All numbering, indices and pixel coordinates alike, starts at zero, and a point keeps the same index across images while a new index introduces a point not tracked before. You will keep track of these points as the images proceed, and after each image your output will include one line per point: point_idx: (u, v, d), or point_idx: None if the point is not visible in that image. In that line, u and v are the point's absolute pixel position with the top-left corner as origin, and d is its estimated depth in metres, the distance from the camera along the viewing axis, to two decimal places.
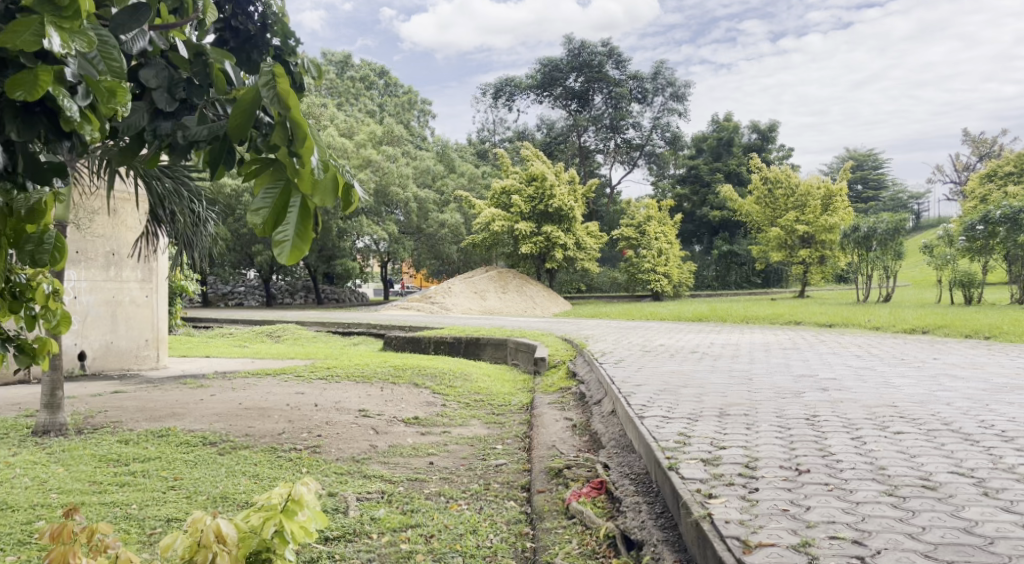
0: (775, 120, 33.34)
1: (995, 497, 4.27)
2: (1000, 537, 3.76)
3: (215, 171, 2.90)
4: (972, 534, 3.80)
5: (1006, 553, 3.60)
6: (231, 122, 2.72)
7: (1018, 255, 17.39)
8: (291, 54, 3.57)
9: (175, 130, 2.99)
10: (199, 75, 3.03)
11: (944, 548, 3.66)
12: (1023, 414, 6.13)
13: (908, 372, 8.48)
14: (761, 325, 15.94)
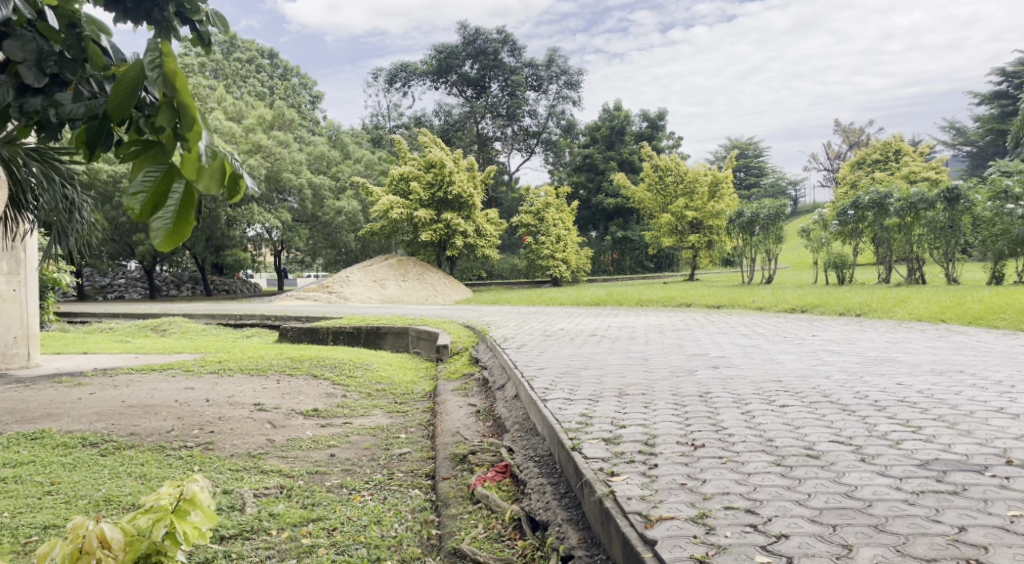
0: (664, 108, 34.40)
1: (872, 462, 4.47)
2: (877, 500, 3.93)
3: (91, 151, 3.02)
4: (852, 498, 3.97)
5: (882, 514, 3.76)
6: (114, 98, 2.83)
7: (883, 238, 18.39)
8: (193, 11, 3.64)
9: (47, 105, 3.09)
10: (73, 48, 3.11)
11: (829, 512, 3.80)
12: (895, 384, 6.47)
13: (790, 349, 8.85)
14: (655, 308, 16.36)
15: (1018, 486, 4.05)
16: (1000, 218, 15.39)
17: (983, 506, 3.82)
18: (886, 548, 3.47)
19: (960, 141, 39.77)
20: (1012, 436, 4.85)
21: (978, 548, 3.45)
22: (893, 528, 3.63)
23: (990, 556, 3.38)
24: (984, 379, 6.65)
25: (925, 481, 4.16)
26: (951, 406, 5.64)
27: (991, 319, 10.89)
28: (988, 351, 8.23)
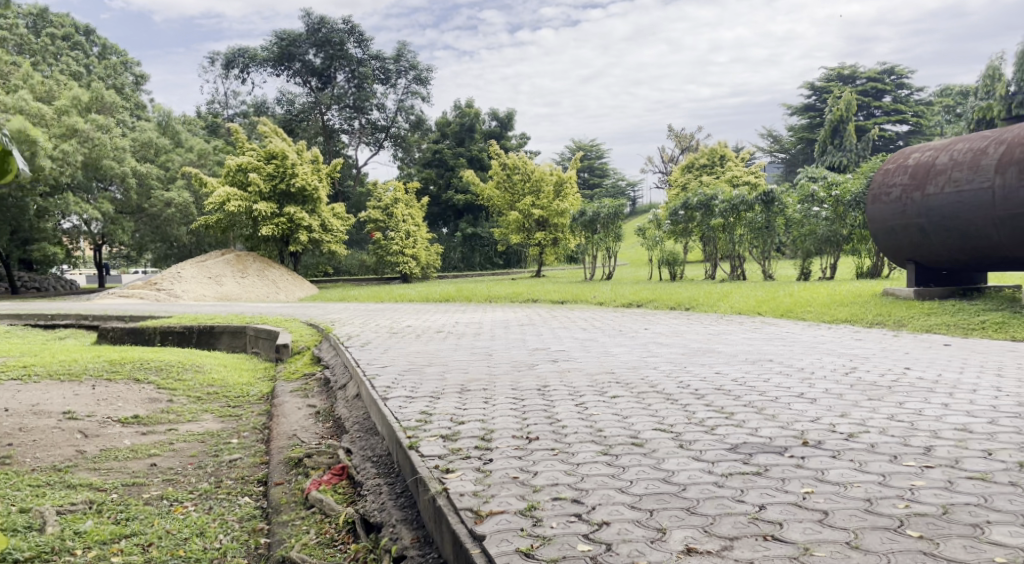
0: (511, 108, 34.94)
1: (689, 448, 4.68)
2: (691, 484, 4.12)
3: None
4: (670, 483, 4.14)
5: (695, 497, 3.94)
6: None
7: (711, 238, 19.40)
8: None
9: None
10: None
11: (648, 498, 3.95)
12: (717, 373, 6.84)
13: (624, 342, 9.17)
14: (501, 304, 16.49)
15: (813, 465, 4.33)
16: (807, 219, 16.92)
17: (781, 484, 4.07)
18: (695, 529, 3.62)
19: (777, 148, 42.66)
20: (810, 419, 5.20)
21: (775, 523, 3.65)
22: (703, 510, 3.80)
23: (785, 531, 3.58)
24: (791, 366, 7.12)
25: (734, 464, 4.39)
26: (760, 392, 6.00)
27: (801, 311, 11.70)
28: (796, 341, 8.84)
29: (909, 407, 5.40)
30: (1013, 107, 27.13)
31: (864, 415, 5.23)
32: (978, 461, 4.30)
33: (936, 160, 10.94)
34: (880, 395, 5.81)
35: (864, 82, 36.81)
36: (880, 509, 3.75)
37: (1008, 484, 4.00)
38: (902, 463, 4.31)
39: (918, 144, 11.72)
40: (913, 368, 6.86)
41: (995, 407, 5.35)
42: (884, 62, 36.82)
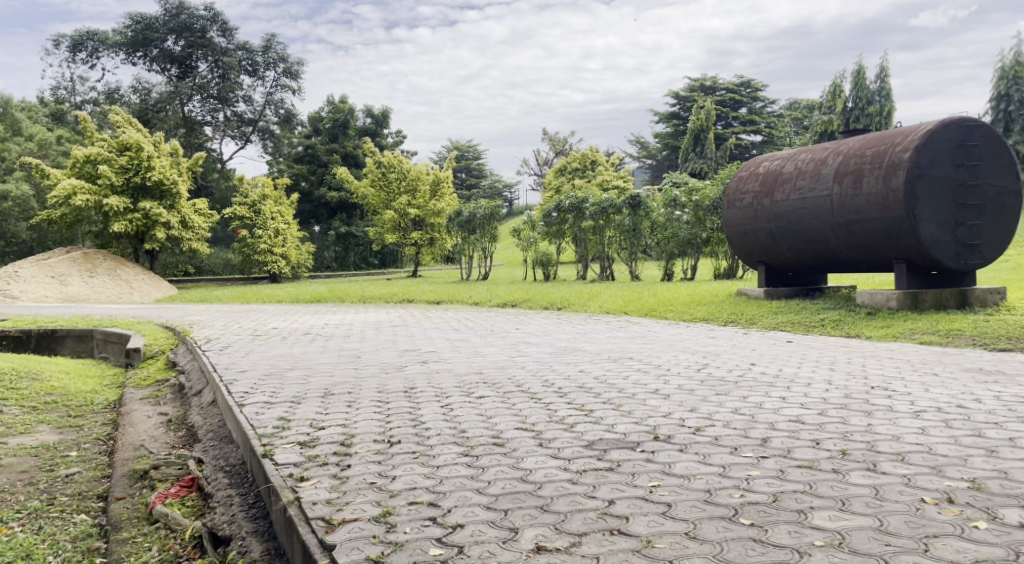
0: (386, 106, 34.67)
1: (548, 446, 4.75)
2: (547, 481, 4.18)
3: None
4: (526, 482, 4.19)
5: (548, 495, 4.00)
6: None
7: (582, 239, 19.76)
8: None
9: None
10: None
11: (503, 498, 3.99)
12: (581, 371, 6.98)
13: (494, 341, 9.21)
14: (376, 304, 16.30)
15: (661, 459, 4.47)
16: (669, 223, 17.50)
17: (630, 479, 4.18)
18: (547, 527, 3.67)
19: (645, 154, 44.02)
20: (663, 414, 5.38)
21: (622, 518, 3.75)
22: (556, 507, 3.86)
23: (631, 525, 3.67)
24: (649, 363, 7.35)
25: (588, 460, 4.48)
26: (619, 389, 6.16)
27: (664, 310, 12.10)
28: (658, 339, 9.14)
29: (752, 401, 5.68)
30: (852, 121, 29.00)
31: (712, 410, 5.46)
32: (807, 450, 4.56)
33: (783, 168, 11.63)
34: (727, 390, 6.08)
35: (723, 93, 38.42)
36: (718, 500, 3.90)
37: (832, 470, 4.25)
38: (741, 454, 4.52)
39: (769, 154, 12.43)
40: (758, 364, 7.21)
41: (827, 399, 5.69)
42: (741, 75, 38.54)
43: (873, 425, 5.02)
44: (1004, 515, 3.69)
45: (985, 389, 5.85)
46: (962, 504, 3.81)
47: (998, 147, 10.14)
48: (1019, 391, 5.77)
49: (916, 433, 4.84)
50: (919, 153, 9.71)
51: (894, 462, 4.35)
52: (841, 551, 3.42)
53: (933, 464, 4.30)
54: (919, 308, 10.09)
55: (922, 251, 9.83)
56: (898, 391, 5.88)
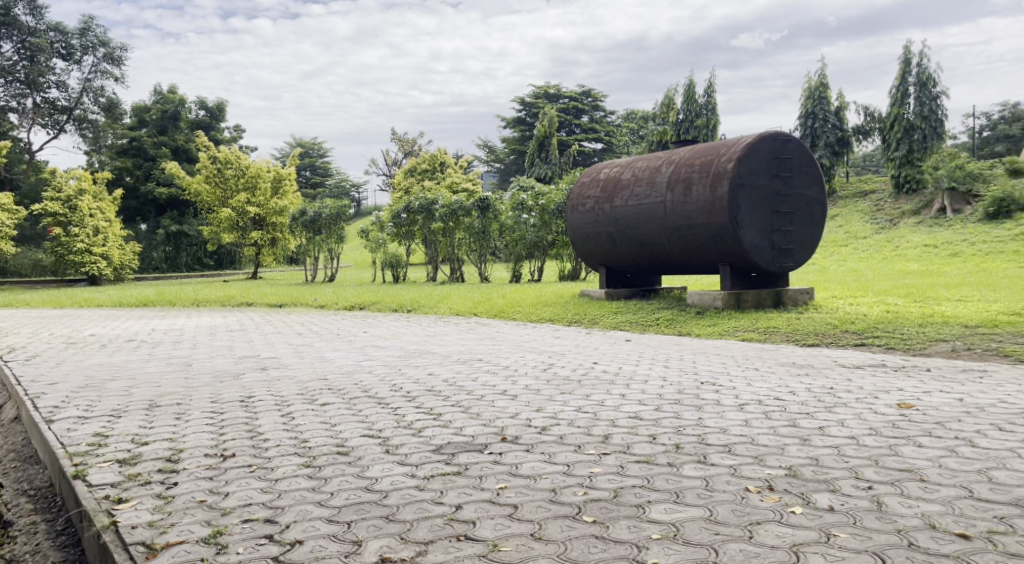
0: (221, 98, 33.59)
1: (394, 452, 4.75)
2: (392, 489, 4.17)
3: None
4: (371, 491, 4.16)
5: (394, 504, 3.99)
6: None
7: (430, 240, 19.69)
8: None
9: None
10: None
11: (347, 509, 3.95)
12: (429, 374, 7.03)
13: (340, 346, 9.08)
14: (212, 308, 15.69)
15: (508, 460, 4.54)
16: (516, 226, 17.83)
17: (478, 482, 4.22)
18: (392, 538, 3.65)
19: (493, 157, 44.54)
20: (510, 415, 5.48)
21: (468, 523, 3.77)
22: (401, 515, 3.85)
23: (477, 529, 3.69)
24: (498, 364, 7.50)
25: (436, 465, 4.50)
26: (468, 392, 6.24)
27: (511, 311, 12.31)
28: (504, 340, 9.33)
29: (594, 399, 5.86)
30: (683, 132, 30.47)
31: (557, 409, 5.60)
32: (645, 445, 4.69)
33: (621, 175, 12.15)
34: (572, 388, 6.28)
35: (566, 101, 39.36)
36: (562, 499, 3.97)
37: (666, 464, 4.38)
38: (584, 452, 4.62)
39: (609, 161, 12.95)
40: (600, 362, 7.49)
41: (663, 394, 5.94)
42: (583, 84, 39.63)
43: (703, 418, 5.23)
44: (817, 499, 3.83)
45: (799, 382, 6.10)
46: (782, 490, 3.94)
47: (807, 162, 11.04)
48: (825, 383, 6.03)
49: (741, 425, 5.04)
50: (741, 164, 10.38)
51: (722, 453, 4.52)
52: (674, 544, 3.49)
53: (755, 453, 4.47)
54: (741, 307, 10.77)
55: (744, 255, 10.51)
56: (724, 386, 6.14)
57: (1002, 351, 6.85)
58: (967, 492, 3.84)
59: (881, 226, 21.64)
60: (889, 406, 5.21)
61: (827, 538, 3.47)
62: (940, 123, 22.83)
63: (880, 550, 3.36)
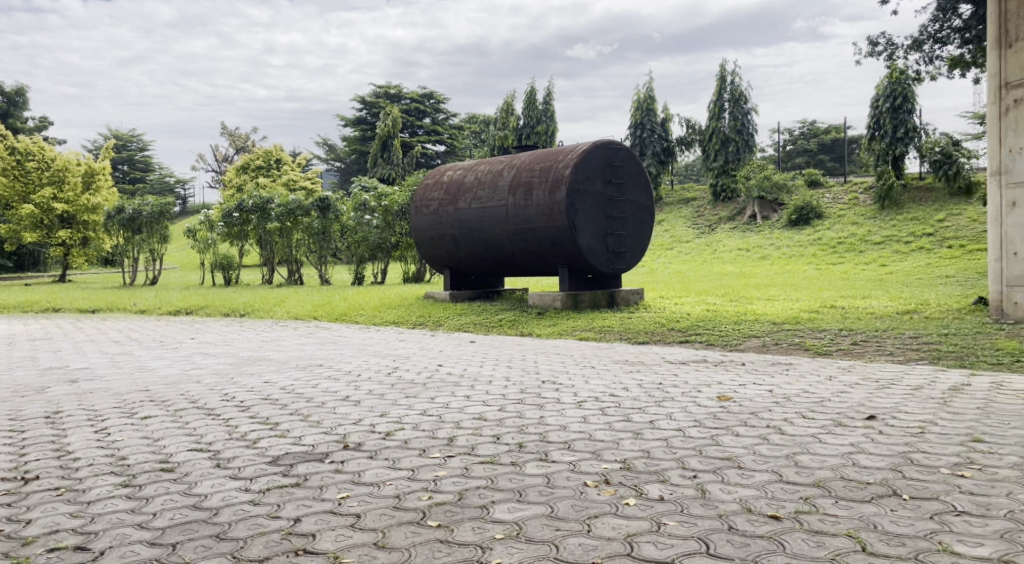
0: (20, 85, 31.43)
1: (226, 467, 4.38)
2: (224, 506, 3.73)
3: None
4: (198, 509, 3.72)
5: (225, 521, 3.54)
6: None
7: (266, 240, 19.39)
8: None
9: None
10: None
11: (171, 530, 3.49)
12: (261, 383, 6.95)
13: (164, 355, 8.79)
14: (16, 314, 14.72)
15: (351, 468, 4.20)
16: (359, 227, 17.71)
17: (317, 493, 3.83)
18: (223, 557, 3.20)
19: (331, 157, 43.97)
20: (352, 422, 5.31)
21: (308, 536, 3.34)
22: (233, 534, 3.41)
23: (317, 542, 3.27)
24: (339, 369, 7.54)
25: (272, 478, 4.11)
26: (307, 399, 6.20)
27: (353, 314, 12.31)
28: (346, 344, 9.36)
29: (438, 401, 5.85)
30: (524, 138, 31.23)
31: (401, 413, 5.49)
32: (489, 445, 4.44)
33: (464, 178, 12.41)
34: (416, 391, 6.32)
35: (407, 102, 39.33)
36: (406, 504, 3.59)
37: (510, 463, 4.08)
38: (428, 456, 4.32)
39: (452, 164, 13.18)
40: (444, 364, 7.70)
41: (506, 394, 5.99)
42: (424, 86, 39.71)
43: (545, 416, 5.11)
44: (650, 490, 3.51)
45: (631, 379, 6.49)
46: (617, 483, 3.62)
47: (636, 170, 11.70)
48: (655, 378, 6.44)
49: (579, 422, 4.86)
50: (577, 170, 10.85)
51: (562, 449, 4.24)
52: (518, 542, 3.11)
53: (593, 449, 4.20)
54: (578, 307, 11.26)
55: (580, 257, 10.99)
56: (563, 383, 6.41)
57: (803, 345, 7.55)
58: (778, 476, 3.57)
59: (701, 230, 23.06)
60: (711, 399, 5.37)
61: (658, 527, 3.12)
62: (751, 136, 24.91)
63: (705, 535, 3.04)
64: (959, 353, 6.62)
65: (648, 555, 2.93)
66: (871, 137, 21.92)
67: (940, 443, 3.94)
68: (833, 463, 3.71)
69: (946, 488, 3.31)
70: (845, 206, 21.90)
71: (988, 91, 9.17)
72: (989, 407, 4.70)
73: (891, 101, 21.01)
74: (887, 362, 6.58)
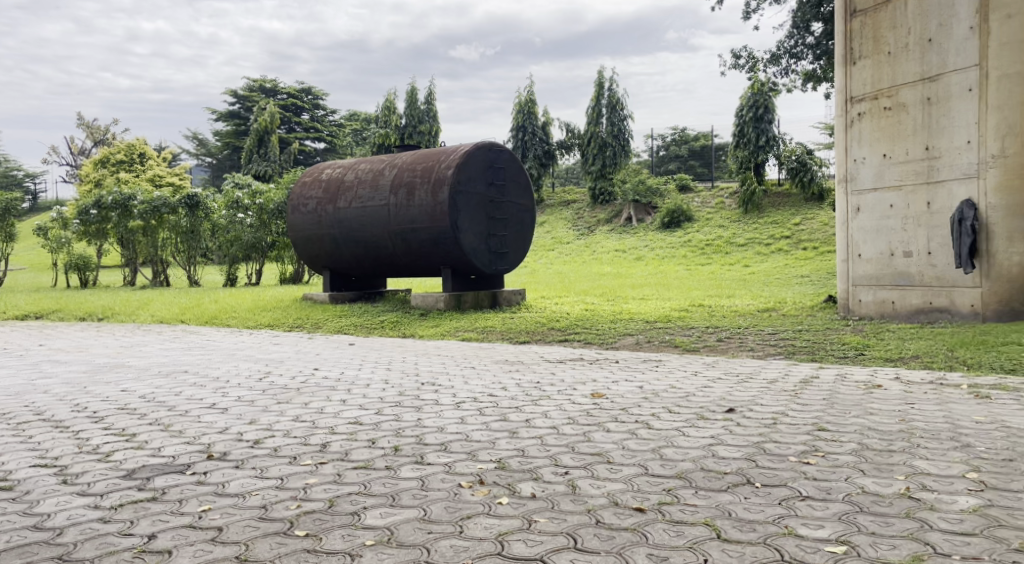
0: None
1: (74, 483, 3.97)
2: (69, 525, 3.37)
3: None
4: (39, 530, 3.34)
5: (70, 541, 3.20)
6: None
7: (127, 240, 18.35)
8: None
9: None
10: None
11: (8, 553, 3.12)
12: (116, 392, 6.64)
13: (8, 364, 8.32)
14: None
15: (214, 479, 3.92)
16: (232, 225, 17.29)
17: (176, 507, 3.53)
18: None
19: (201, 152, 42.55)
20: (219, 430, 5.01)
21: (163, 553, 3.07)
22: (79, 554, 3.08)
23: (174, 558, 3.02)
24: (206, 376, 7.32)
25: (126, 493, 3.77)
26: (169, 407, 5.88)
27: (224, 317, 11.99)
28: (214, 349, 9.12)
29: (313, 406, 5.69)
30: (406, 136, 31.09)
31: (273, 420, 5.24)
32: (363, 450, 4.34)
33: (344, 177, 12.31)
34: (288, 397, 6.16)
35: (284, 97, 38.55)
36: (272, 514, 3.40)
37: (385, 467, 4.00)
38: (299, 463, 4.14)
39: (331, 162, 13.03)
40: (320, 368, 7.61)
41: (383, 397, 5.96)
42: (302, 82, 39.18)
43: (422, 418, 5.13)
44: (522, 488, 3.57)
45: (510, 378, 6.64)
46: (492, 483, 3.65)
47: (517, 172, 11.91)
48: (532, 377, 6.62)
49: (457, 422, 4.94)
50: (459, 171, 10.97)
51: (438, 451, 4.25)
52: (387, 547, 3.03)
53: (468, 449, 4.25)
54: (461, 308, 11.36)
55: (462, 257, 11.09)
56: (442, 384, 6.47)
57: (673, 343, 7.91)
58: (644, 469, 3.75)
59: (580, 232, 23.62)
60: (585, 396, 5.58)
61: (529, 524, 3.15)
62: (627, 142, 25.77)
63: (572, 530, 3.08)
64: (811, 347, 7.10)
65: (518, 552, 2.92)
66: (735, 145, 23.16)
67: (790, 432, 4.26)
68: (695, 455, 3.94)
69: (793, 475, 3.56)
70: (713, 210, 22.89)
71: (837, 105, 9.84)
72: (833, 397, 5.09)
73: (754, 111, 22.46)
74: (747, 357, 6.98)
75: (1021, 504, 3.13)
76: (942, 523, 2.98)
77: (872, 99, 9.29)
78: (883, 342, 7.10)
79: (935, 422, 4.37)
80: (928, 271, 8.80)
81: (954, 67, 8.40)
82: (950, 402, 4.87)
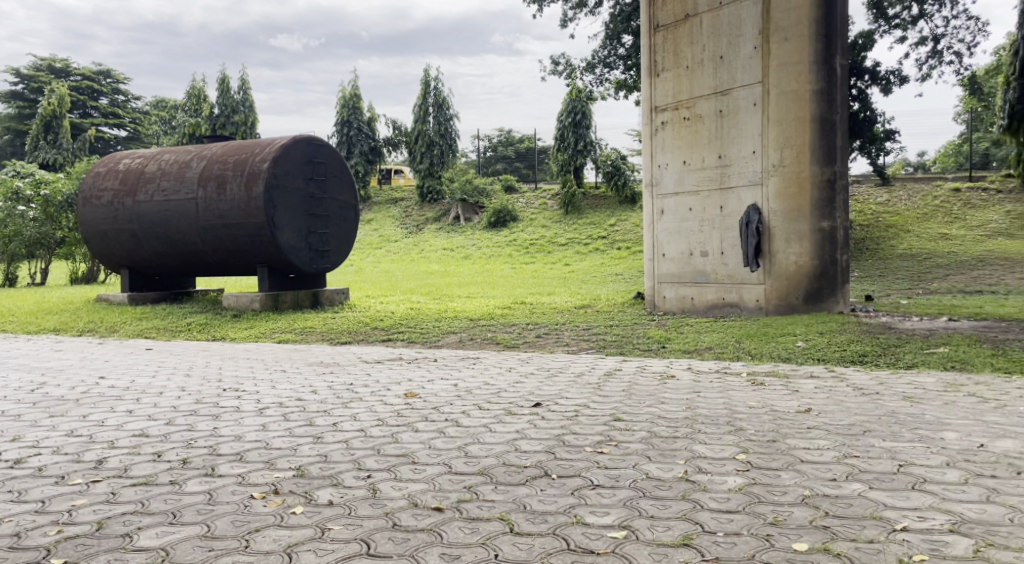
0: None
1: None
2: None
3: None
4: None
5: None
6: None
7: None
8: None
9: None
10: None
11: None
12: None
13: None
14: None
15: None
16: (10, 218, 16.03)
17: None
18: None
19: None
20: None
21: None
22: None
23: None
24: None
25: None
26: None
27: None
28: None
29: (92, 420, 5.36)
30: (218, 127, 29.97)
31: (40, 437, 4.89)
32: (145, 465, 4.15)
33: (145, 168, 11.75)
34: (65, 410, 5.77)
35: (78, 79, 36.46)
36: (25, 544, 3.19)
37: (168, 483, 3.85)
38: (66, 483, 3.89)
39: (128, 152, 12.41)
40: (106, 378, 7.19)
41: (177, 407, 5.74)
42: (98, 63, 37.16)
43: (219, 427, 4.99)
44: (319, 496, 3.58)
45: (322, 380, 6.63)
46: (287, 492, 3.64)
47: (340, 167, 11.82)
48: (346, 379, 6.61)
49: (258, 430, 4.86)
50: (275, 166, 10.76)
51: (232, 462, 4.15)
52: None
53: (266, 458, 4.20)
54: (279, 308, 11.12)
55: (280, 255, 10.88)
56: (246, 390, 6.34)
57: (494, 339, 8.14)
58: (448, 467, 3.88)
59: (408, 230, 23.61)
60: (398, 397, 5.65)
61: (322, 533, 3.17)
62: (454, 141, 26.22)
63: (367, 535, 3.14)
64: (619, 341, 7.50)
65: None
66: (557, 148, 23.91)
67: (588, 424, 4.52)
68: (498, 450, 4.11)
69: (587, 464, 3.80)
70: (537, 210, 23.52)
71: (643, 111, 10.39)
72: (632, 388, 5.43)
73: (573, 117, 23.47)
74: (560, 352, 7.28)
75: (780, 480, 3.48)
76: (712, 502, 3.27)
77: (673, 109, 9.88)
78: (682, 336, 7.60)
79: (716, 408, 4.78)
80: (722, 269, 9.45)
81: (742, 83, 9.09)
82: (732, 389, 5.33)
